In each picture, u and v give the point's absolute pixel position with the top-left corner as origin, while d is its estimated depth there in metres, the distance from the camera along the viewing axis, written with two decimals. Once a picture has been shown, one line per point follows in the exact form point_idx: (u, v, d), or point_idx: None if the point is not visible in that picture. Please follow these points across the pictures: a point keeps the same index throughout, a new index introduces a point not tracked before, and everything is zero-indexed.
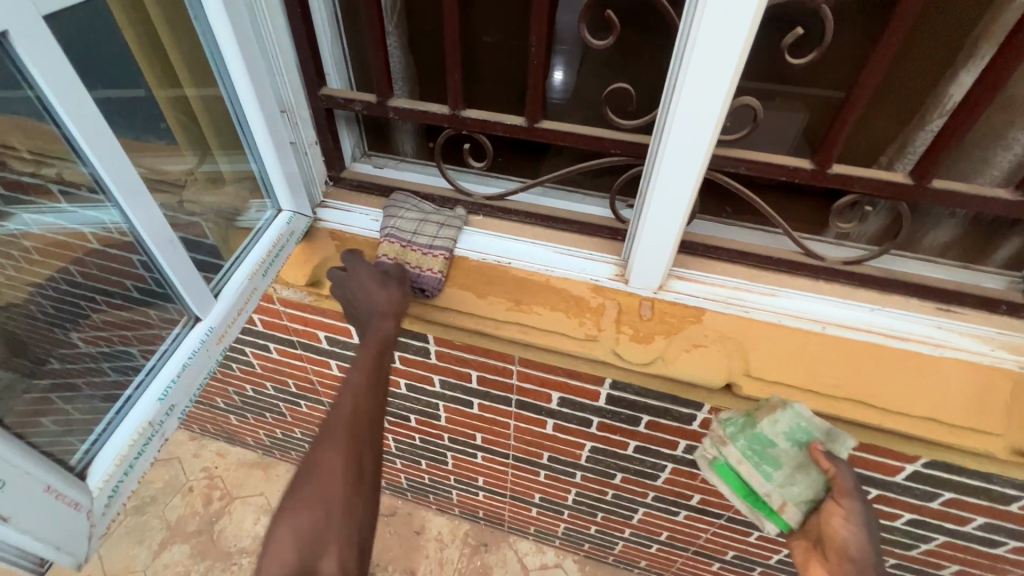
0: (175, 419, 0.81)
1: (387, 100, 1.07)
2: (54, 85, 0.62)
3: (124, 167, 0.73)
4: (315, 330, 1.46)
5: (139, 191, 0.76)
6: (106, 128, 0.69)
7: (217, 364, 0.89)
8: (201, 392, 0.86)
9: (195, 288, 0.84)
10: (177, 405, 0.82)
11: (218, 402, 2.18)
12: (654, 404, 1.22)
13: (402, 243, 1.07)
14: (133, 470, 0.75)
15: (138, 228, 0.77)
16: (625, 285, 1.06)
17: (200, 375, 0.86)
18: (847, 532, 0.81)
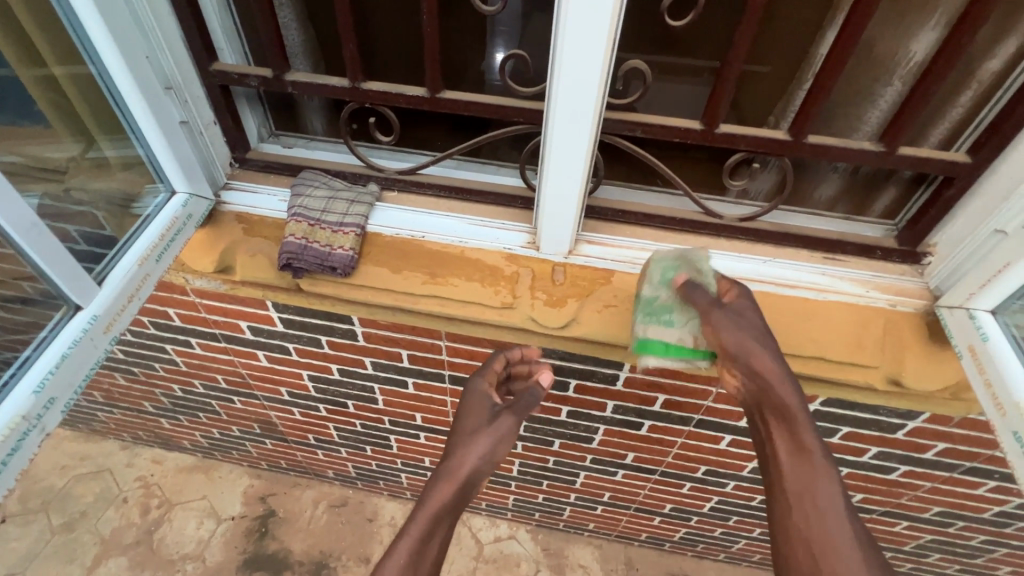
0: (58, 412, 0.77)
1: (285, 74, 1.03)
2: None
3: None
4: (237, 321, 1.41)
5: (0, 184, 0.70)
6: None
7: (104, 355, 0.84)
8: (87, 384, 0.81)
9: (76, 280, 0.80)
10: (59, 399, 0.77)
11: (146, 406, 2.08)
12: (579, 367, 1.27)
13: (310, 222, 1.05)
14: (8, 467, 0.71)
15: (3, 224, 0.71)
16: (537, 252, 1.08)
17: (85, 366, 0.81)
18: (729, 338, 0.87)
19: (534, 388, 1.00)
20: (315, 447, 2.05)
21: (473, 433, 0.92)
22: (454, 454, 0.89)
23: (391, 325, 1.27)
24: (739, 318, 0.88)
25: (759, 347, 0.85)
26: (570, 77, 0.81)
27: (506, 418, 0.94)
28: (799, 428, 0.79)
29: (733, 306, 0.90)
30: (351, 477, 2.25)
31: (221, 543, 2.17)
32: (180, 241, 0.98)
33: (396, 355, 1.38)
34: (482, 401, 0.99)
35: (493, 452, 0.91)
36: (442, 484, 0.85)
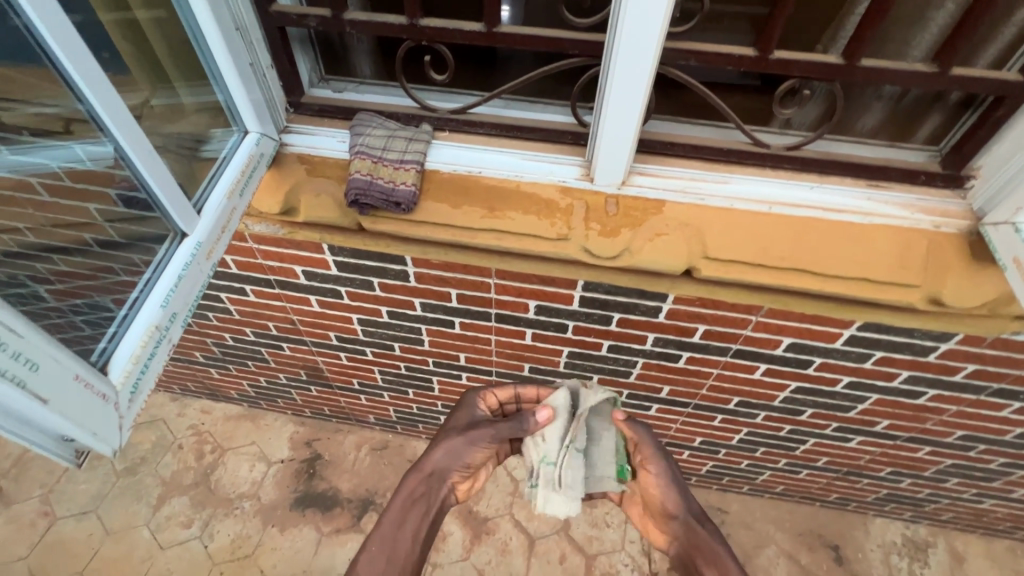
0: (181, 325, 0.85)
1: (342, 13, 1.05)
2: (43, 13, 0.64)
3: (112, 95, 0.76)
4: (292, 265, 1.48)
5: (127, 118, 0.79)
6: (93, 57, 0.71)
7: (209, 279, 0.91)
8: (199, 303, 0.89)
9: (184, 208, 0.88)
10: (179, 313, 0.85)
11: (197, 356, 2.18)
12: (624, 300, 1.33)
13: (373, 159, 1.10)
14: (149, 369, 0.78)
15: (131, 154, 0.80)
16: (591, 184, 1.12)
17: (195, 288, 0.88)
18: (665, 496, 1.06)
19: (527, 417, 1.05)
20: (359, 392, 2.15)
21: (449, 434, 1.07)
22: (428, 452, 1.06)
23: (444, 265, 1.33)
24: (672, 475, 1.07)
25: (686, 500, 1.06)
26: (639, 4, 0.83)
27: (483, 430, 1.06)
28: (730, 568, 0.98)
29: (669, 463, 1.08)
30: (391, 421, 2.37)
31: (273, 483, 2.32)
32: (255, 178, 1.04)
33: (446, 294, 1.45)
34: (471, 408, 1.12)
35: (460, 454, 1.05)
36: (413, 476, 1.05)
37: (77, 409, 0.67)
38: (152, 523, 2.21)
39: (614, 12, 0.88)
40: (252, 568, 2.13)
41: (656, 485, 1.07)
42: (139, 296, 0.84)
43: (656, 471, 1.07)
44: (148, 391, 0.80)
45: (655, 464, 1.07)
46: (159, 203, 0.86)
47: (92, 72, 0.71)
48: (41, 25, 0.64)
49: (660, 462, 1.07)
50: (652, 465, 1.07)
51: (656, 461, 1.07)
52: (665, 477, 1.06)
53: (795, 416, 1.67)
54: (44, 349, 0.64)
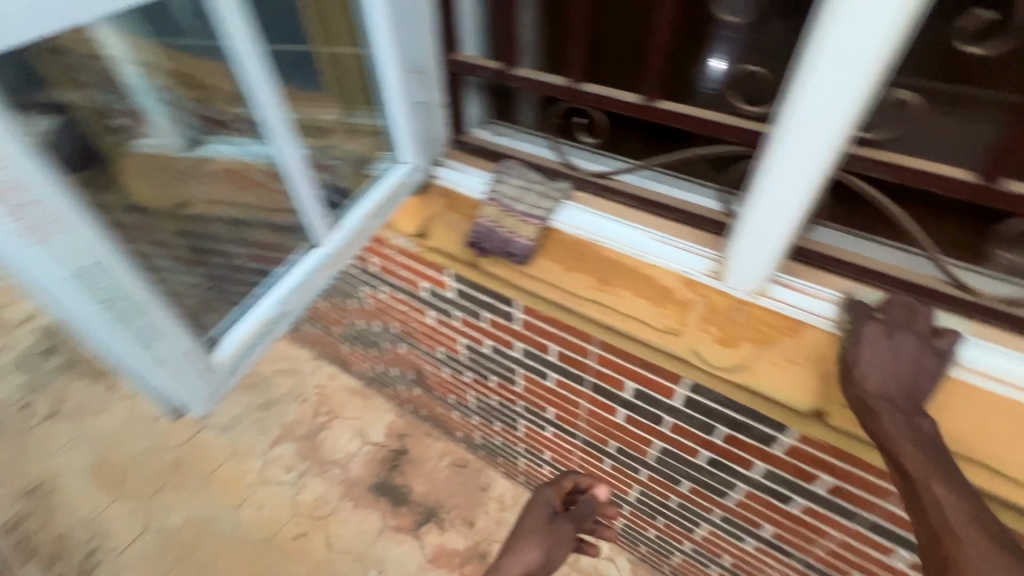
0: (288, 320, 1.06)
1: (512, 70, 1.12)
2: (242, 45, 0.79)
3: (281, 115, 0.90)
4: (419, 279, 1.59)
5: (288, 133, 0.92)
6: (272, 81, 0.86)
7: (326, 283, 1.12)
8: (310, 303, 1.10)
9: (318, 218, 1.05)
10: (291, 309, 1.07)
11: (336, 329, 2.49)
12: (735, 416, 1.15)
13: (503, 208, 1.13)
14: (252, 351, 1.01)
15: (285, 162, 0.95)
16: (722, 284, 1.00)
17: (311, 290, 1.09)
18: (858, 353, 0.84)
19: (590, 500, 1.17)
20: (454, 407, 2.23)
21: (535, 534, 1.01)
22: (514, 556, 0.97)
23: (550, 320, 1.30)
24: (919, 352, 0.82)
25: (975, 540, 0.63)
26: (809, 114, 0.72)
27: (566, 526, 1.07)
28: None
29: (923, 422, 0.77)
30: (476, 444, 2.41)
31: (362, 461, 2.52)
32: (394, 204, 1.20)
33: (547, 348, 1.42)
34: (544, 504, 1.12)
35: (551, 557, 1.00)
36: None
37: (184, 374, 0.87)
38: (265, 457, 2.56)
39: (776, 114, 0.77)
40: (322, 531, 2.33)
41: (905, 451, 0.74)
42: (266, 287, 1.07)
43: (856, 351, 0.84)
44: (244, 370, 1.01)
45: (895, 424, 0.76)
46: (301, 211, 1.03)
47: (267, 94, 0.86)
48: (239, 56, 0.80)
49: (901, 330, 0.83)
50: (858, 336, 0.85)
51: (872, 407, 0.79)
52: (931, 498, 0.69)
53: None
54: (173, 327, 0.82)
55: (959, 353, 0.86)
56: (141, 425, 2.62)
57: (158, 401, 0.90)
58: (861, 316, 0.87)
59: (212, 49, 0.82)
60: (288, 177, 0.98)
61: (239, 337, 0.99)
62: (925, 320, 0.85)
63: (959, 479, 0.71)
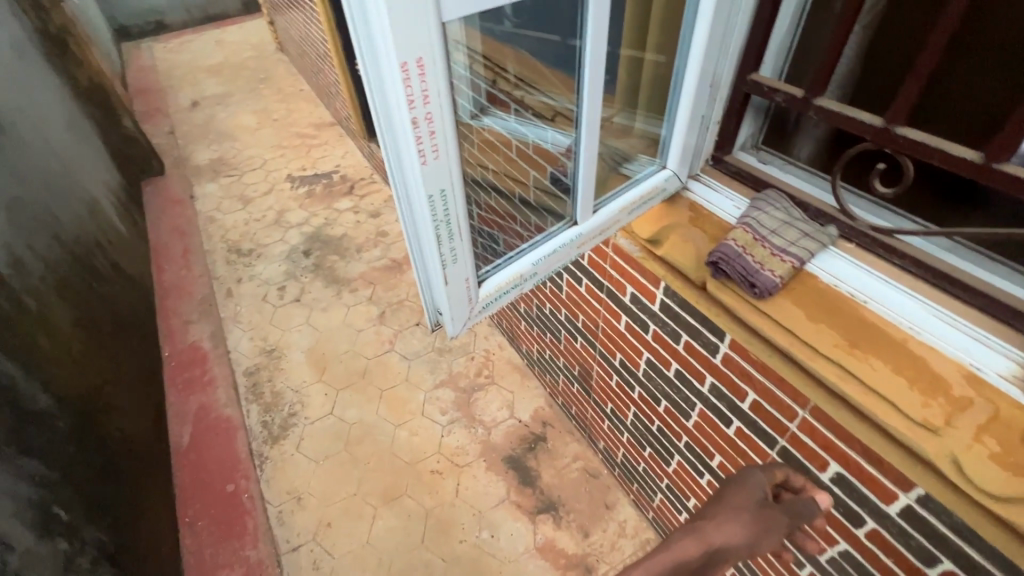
0: (533, 281, 1.17)
1: (815, 98, 1.04)
2: (595, 42, 0.90)
3: (595, 107, 1.01)
4: (626, 284, 1.62)
5: (595, 123, 1.03)
6: (602, 76, 0.96)
7: (569, 260, 1.22)
8: (553, 273, 1.21)
9: (586, 202, 1.15)
10: (539, 273, 1.18)
11: (520, 306, 2.68)
12: (973, 555, 0.94)
13: (755, 235, 1.08)
14: (502, 297, 1.12)
15: (582, 146, 1.07)
16: (1020, 395, 0.84)
17: (558, 261, 1.20)
18: None
19: (808, 502, 1.02)
20: (606, 416, 2.24)
21: (742, 511, 0.91)
22: (716, 523, 0.88)
23: (760, 365, 1.22)
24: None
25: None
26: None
27: (780, 515, 0.96)
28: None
29: None
30: (614, 460, 2.38)
31: (504, 432, 2.69)
32: (648, 205, 1.25)
33: (741, 393, 1.33)
34: (754, 487, 1.00)
35: (755, 542, 0.88)
36: (691, 541, 0.84)
37: (458, 298, 1.02)
38: (427, 394, 2.89)
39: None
40: (454, 477, 2.55)
41: None
42: (524, 246, 1.18)
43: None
44: (492, 309, 1.14)
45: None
46: (575, 189, 1.13)
47: (595, 87, 0.97)
48: (588, 51, 0.91)
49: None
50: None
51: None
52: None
53: None
54: (467, 256, 0.97)
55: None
56: (350, 331, 3.18)
57: (428, 311, 1.06)
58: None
59: (557, 42, 0.96)
60: (579, 160, 1.09)
61: (498, 281, 1.11)
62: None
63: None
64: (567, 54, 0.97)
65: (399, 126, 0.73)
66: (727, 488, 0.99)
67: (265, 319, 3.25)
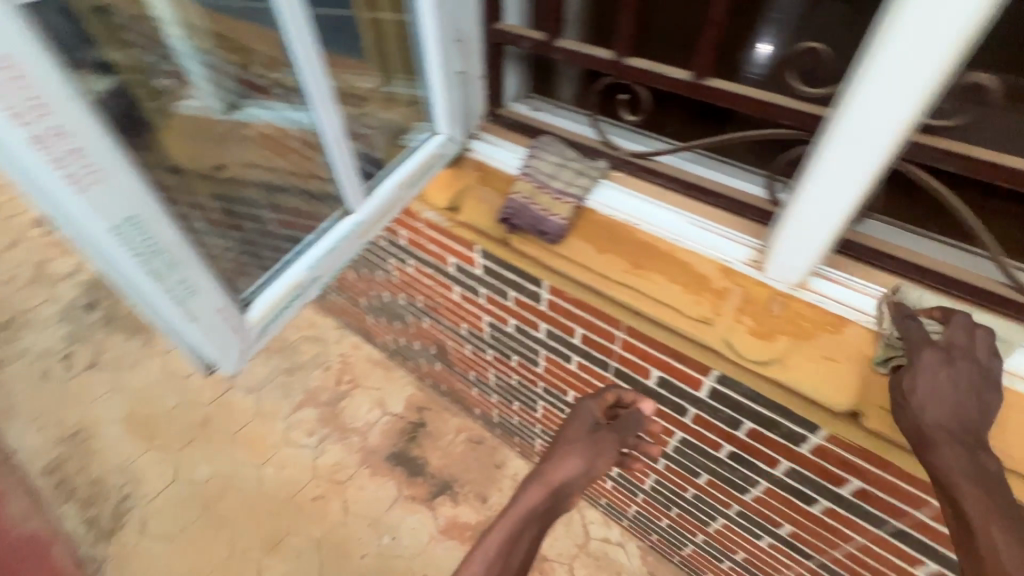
0: (316, 286, 1.08)
1: (555, 40, 1.08)
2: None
3: (319, 76, 0.89)
4: (447, 255, 1.59)
5: (326, 94, 0.91)
6: (314, 39, 0.85)
7: (356, 253, 1.12)
8: (339, 272, 1.11)
9: (352, 188, 1.05)
10: (321, 277, 1.08)
11: (362, 300, 2.52)
12: (762, 411, 1.12)
13: (536, 184, 1.10)
14: (279, 315, 1.02)
15: (320, 124, 0.94)
16: (760, 274, 0.97)
17: (341, 258, 1.10)
18: (914, 382, 0.73)
19: (636, 413, 1.11)
20: (473, 384, 2.25)
21: (575, 446, 1.00)
22: (554, 466, 0.96)
23: (577, 302, 1.28)
24: (979, 381, 0.72)
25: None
26: (865, 114, 0.68)
27: (607, 439, 1.04)
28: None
29: (985, 460, 0.67)
30: (493, 422, 2.43)
31: (381, 431, 2.57)
32: (429, 176, 1.18)
33: (571, 330, 1.40)
34: (585, 418, 1.07)
35: (594, 465, 0.99)
36: (536, 489, 0.92)
37: (217, 333, 0.91)
38: (287, 420, 2.63)
39: (833, 109, 0.73)
40: (340, 495, 2.39)
41: (939, 455, 0.68)
42: (298, 251, 1.08)
43: (910, 380, 0.74)
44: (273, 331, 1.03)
45: (949, 454, 0.67)
46: (335, 176, 1.03)
47: (307, 52, 0.84)
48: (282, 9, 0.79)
49: (961, 356, 0.73)
50: (913, 364, 0.75)
51: (929, 438, 0.70)
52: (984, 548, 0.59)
53: None
54: (206, 286, 0.86)
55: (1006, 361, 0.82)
56: (173, 381, 2.72)
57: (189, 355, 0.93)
58: (916, 339, 0.78)
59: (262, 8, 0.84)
60: (324, 140, 0.97)
61: (268, 301, 1.01)
62: (985, 348, 0.75)
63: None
64: (266, 16, 0.84)
65: (8, 149, 0.58)
66: (561, 427, 1.07)
67: (53, 400, 2.63)
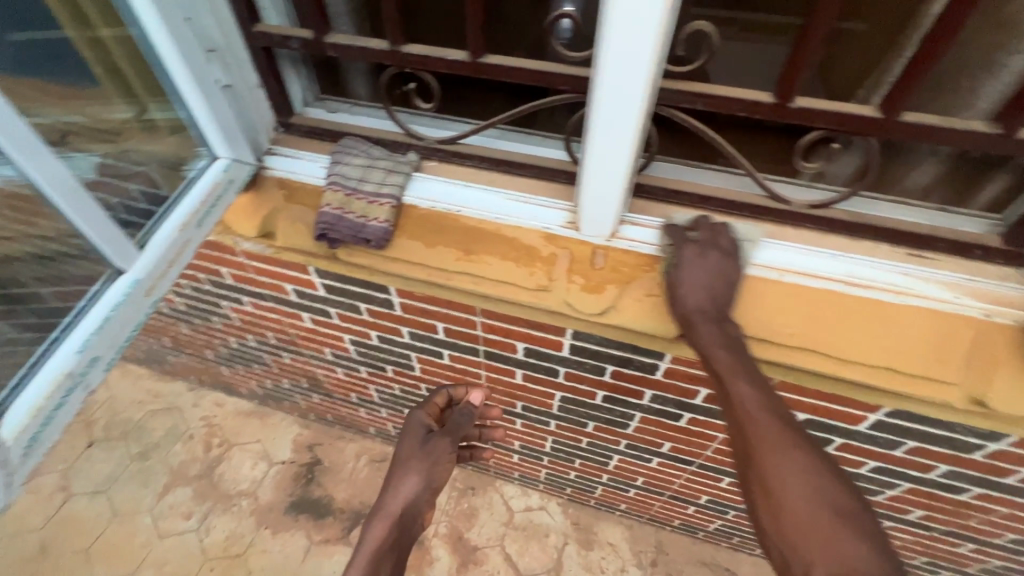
0: (100, 370, 0.87)
1: (325, 36, 1.00)
2: None
3: (12, 122, 0.69)
4: (282, 283, 1.45)
5: (33, 143, 0.73)
6: None
7: (146, 316, 0.92)
8: (128, 345, 0.90)
9: (113, 242, 0.86)
10: (102, 357, 0.87)
11: (208, 353, 2.23)
12: (617, 353, 1.21)
13: (346, 191, 1.04)
14: (53, 419, 0.82)
15: (36, 178, 0.75)
16: (578, 233, 1.02)
17: (127, 327, 0.90)
18: (679, 274, 0.92)
19: (465, 408, 1.16)
20: (358, 405, 2.13)
21: (410, 465, 1.04)
22: (393, 493, 1.01)
23: (428, 298, 1.25)
24: (723, 263, 0.92)
25: (770, 422, 0.74)
26: (614, 84, 0.75)
27: (440, 445, 1.08)
28: (836, 514, 0.64)
29: (730, 329, 0.88)
30: (391, 435, 2.34)
31: (273, 484, 2.34)
32: (220, 207, 1.02)
33: (432, 327, 1.37)
34: (417, 428, 1.11)
35: (430, 478, 1.04)
36: (378, 525, 0.97)
37: None
38: (155, 510, 2.28)
39: (592, 70, 0.77)
40: (241, 568, 2.15)
41: (715, 356, 0.84)
42: (63, 333, 0.87)
43: (676, 271, 0.92)
44: (51, 441, 0.83)
45: (704, 329, 0.87)
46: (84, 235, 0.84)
47: None
48: None
49: (714, 248, 0.93)
50: (678, 259, 0.93)
51: (691, 319, 0.89)
52: (735, 392, 0.79)
53: None
54: None
55: (751, 252, 0.96)
56: None
57: None
58: (678, 239, 0.94)
59: None
60: (48, 195, 0.78)
61: (31, 404, 0.80)
62: (727, 237, 0.94)
63: (758, 376, 0.81)
64: None
65: None
66: (397, 446, 1.10)
67: None
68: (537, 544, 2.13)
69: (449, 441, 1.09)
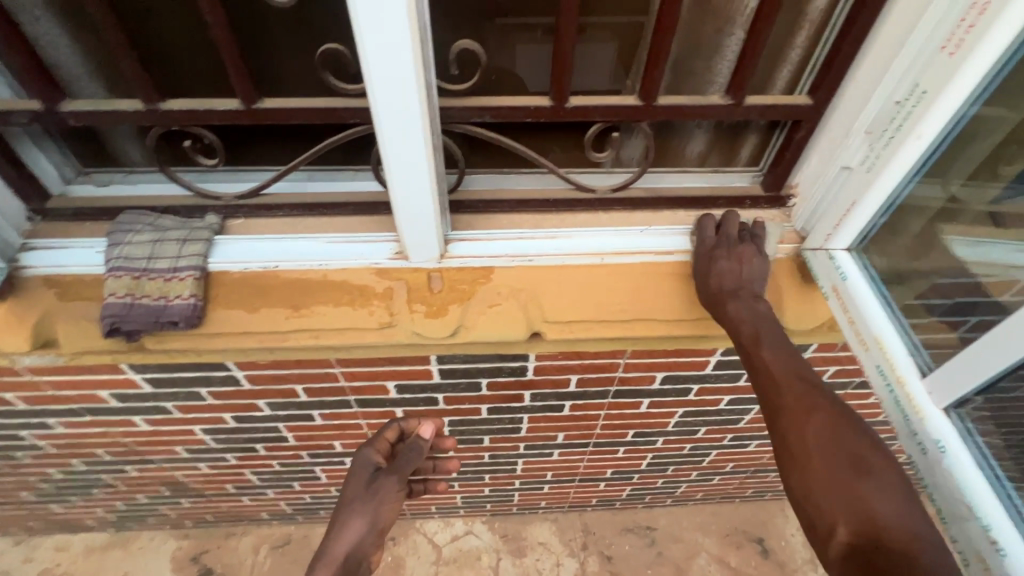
0: None
1: (59, 105, 0.87)
2: None
3: None
4: (93, 391, 1.22)
5: None
6: None
7: None
8: None
9: None
10: None
11: (25, 495, 1.82)
12: (485, 365, 1.21)
13: (134, 274, 0.92)
14: None
15: None
16: (408, 261, 1.00)
17: None
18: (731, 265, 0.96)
19: (415, 443, 1.06)
20: (238, 494, 1.89)
21: (354, 506, 0.93)
22: (336, 536, 0.89)
23: (274, 363, 1.14)
24: (755, 253, 0.97)
25: (791, 390, 0.74)
26: (391, 115, 0.75)
27: (388, 481, 0.98)
28: (860, 475, 0.63)
29: (758, 304, 0.90)
30: (288, 513, 2.10)
31: None
32: None
33: (291, 391, 1.26)
34: (363, 467, 1.02)
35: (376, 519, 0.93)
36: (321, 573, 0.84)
37: None
38: None
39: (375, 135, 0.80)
40: None
41: (745, 323, 0.88)
42: None
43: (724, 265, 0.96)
44: None
45: (734, 307, 0.91)
46: None
47: None
48: None
49: (747, 242, 0.98)
50: (731, 253, 0.97)
51: (722, 299, 0.93)
52: (759, 362, 0.81)
53: (693, 435, 1.67)
54: None
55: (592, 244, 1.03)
56: None
57: None
58: (715, 243, 0.99)
59: None
60: None
61: None
62: (736, 225, 1.01)
63: (784, 346, 0.83)
64: None
65: None
66: (341, 490, 0.99)
67: None
68: (471, 570, 2.08)
69: (395, 479, 0.99)
